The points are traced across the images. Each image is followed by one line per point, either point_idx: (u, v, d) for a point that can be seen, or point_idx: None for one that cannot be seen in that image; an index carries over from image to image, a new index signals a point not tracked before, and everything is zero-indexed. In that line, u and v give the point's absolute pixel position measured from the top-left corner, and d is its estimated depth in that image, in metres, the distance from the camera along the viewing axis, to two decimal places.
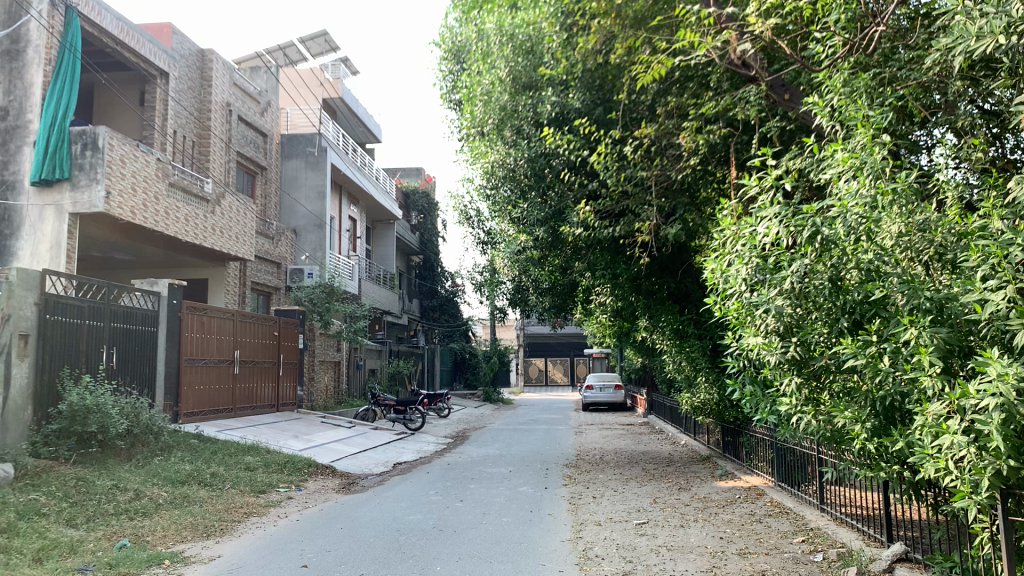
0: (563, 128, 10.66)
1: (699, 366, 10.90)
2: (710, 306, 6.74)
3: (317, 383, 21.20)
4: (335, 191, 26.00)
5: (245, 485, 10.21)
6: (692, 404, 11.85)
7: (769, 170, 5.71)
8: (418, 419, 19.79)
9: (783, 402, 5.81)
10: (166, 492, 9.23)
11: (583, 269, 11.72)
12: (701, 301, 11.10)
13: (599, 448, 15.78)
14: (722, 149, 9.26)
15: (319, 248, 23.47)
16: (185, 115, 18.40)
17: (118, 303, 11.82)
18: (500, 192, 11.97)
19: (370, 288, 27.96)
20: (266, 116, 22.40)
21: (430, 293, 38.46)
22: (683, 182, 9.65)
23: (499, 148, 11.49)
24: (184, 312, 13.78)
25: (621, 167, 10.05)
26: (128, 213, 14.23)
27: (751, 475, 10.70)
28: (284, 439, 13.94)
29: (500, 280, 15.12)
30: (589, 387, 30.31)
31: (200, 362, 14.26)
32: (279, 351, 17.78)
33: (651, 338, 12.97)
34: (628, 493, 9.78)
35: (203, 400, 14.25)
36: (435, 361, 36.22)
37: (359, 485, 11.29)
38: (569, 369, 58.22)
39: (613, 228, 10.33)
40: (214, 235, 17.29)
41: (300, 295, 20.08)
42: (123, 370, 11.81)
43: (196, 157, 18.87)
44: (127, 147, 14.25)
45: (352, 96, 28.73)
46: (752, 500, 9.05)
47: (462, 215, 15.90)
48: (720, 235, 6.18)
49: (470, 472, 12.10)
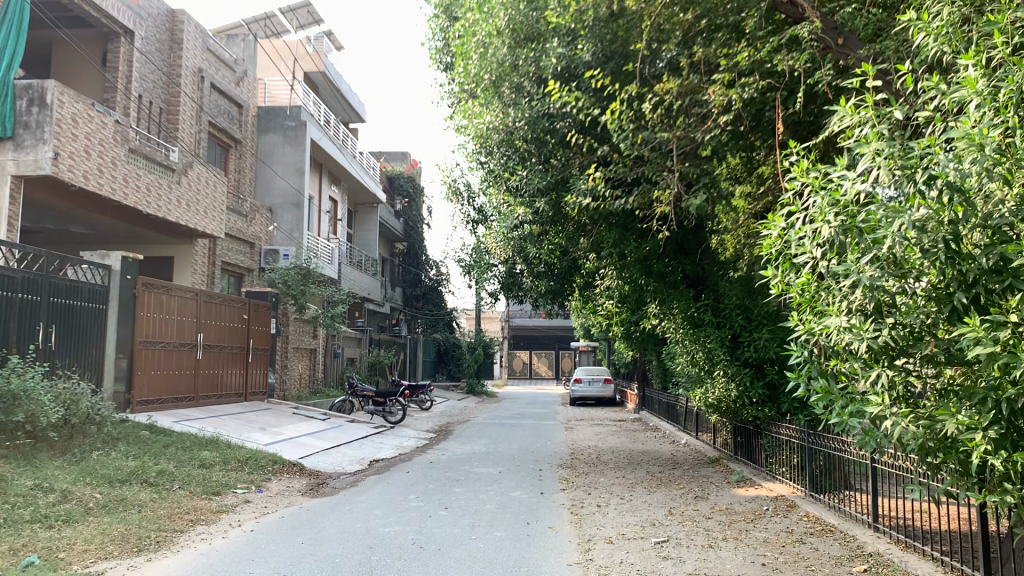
0: (570, 83, 9.34)
1: (716, 359, 9.80)
2: (766, 281, 5.46)
3: (291, 372, 19.83)
4: (314, 168, 24.58)
5: (197, 485, 8.87)
6: (703, 402, 10.62)
7: (870, 102, 4.45)
8: (398, 412, 18.45)
9: (866, 402, 4.54)
10: (100, 494, 7.86)
11: (588, 248, 10.50)
12: (728, 295, 9.93)
13: (595, 447, 14.54)
14: (758, 102, 8.05)
15: (296, 228, 22.06)
16: (152, 78, 16.95)
17: (60, 275, 10.44)
18: (494, 158, 10.67)
19: (351, 272, 26.58)
20: (241, 86, 20.96)
21: (415, 282, 37.18)
22: (709, 146, 8.42)
23: (494, 109, 10.15)
24: (140, 289, 12.39)
25: (638, 127, 8.77)
26: (80, 178, 12.78)
27: (771, 483, 9.45)
28: (249, 433, 12.57)
29: (490, 261, 13.86)
30: (576, 381, 29.03)
31: (158, 345, 12.87)
32: (248, 336, 16.39)
33: (658, 327, 11.75)
34: (638, 503, 8.51)
35: (160, 387, 12.87)
36: (418, 351, 34.87)
37: (329, 486, 9.93)
38: (553, 363, 57.34)
39: (625, 200, 9.03)
40: (181, 209, 15.87)
41: (274, 277, 18.63)
42: (63, 351, 10.41)
43: (163, 125, 17.40)
44: (80, 104, 12.80)
45: (335, 71, 27.31)
46: (784, 513, 7.79)
47: (451, 189, 14.56)
48: (790, 189, 4.92)
49: (455, 473, 10.80)
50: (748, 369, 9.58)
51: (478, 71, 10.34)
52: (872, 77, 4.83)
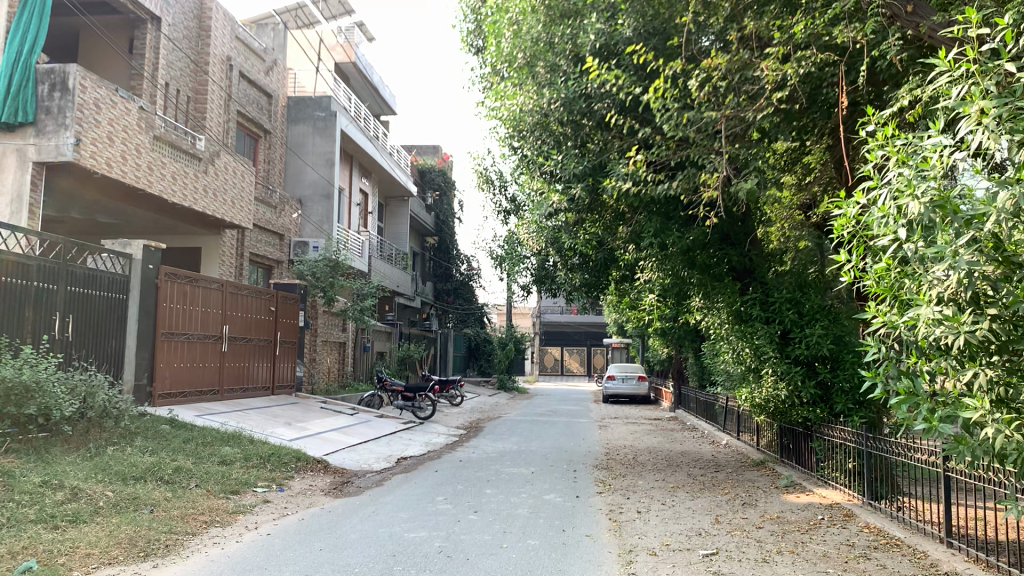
0: (609, 61, 8.77)
1: (764, 356, 9.26)
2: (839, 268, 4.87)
3: (319, 366, 19.43)
4: (344, 159, 24.19)
5: (216, 484, 8.44)
6: (750, 403, 10.02)
7: (971, 56, 3.88)
8: (428, 408, 17.99)
9: (962, 406, 3.95)
10: (112, 492, 7.45)
11: (627, 237, 9.95)
12: (780, 291, 9.37)
13: (632, 447, 13.96)
14: (815, 78, 7.51)
15: (326, 220, 21.70)
16: (179, 66, 16.62)
17: (79, 263, 10.09)
18: (528, 143, 10.11)
19: (381, 266, 26.18)
20: (271, 75, 20.62)
21: (445, 276, 36.67)
22: (761, 125, 7.85)
23: (528, 89, 9.59)
24: (162, 279, 12.04)
25: (683, 107, 8.22)
26: (102, 166, 12.44)
27: (825, 489, 8.82)
28: (274, 428, 12.16)
29: (522, 253, 13.31)
30: (610, 377, 28.37)
31: (181, 337, 12.51)
32: (275, 329, 16.02)
33: (699, 321, 11.19)
34: (682, 509, 7.95)
35: (183, 380, 12.51)
36: (448, 346, 34.43)
37: (353, 486, 9.47)
38: (586, 360, 56.63)
39: (667, 184, 8.46)
40: (207, 198, 15.53)
41: (302, 269, 18.23)
42: (79, 342, 10.04)
43: (191, 114, 17.07)
44: (103, 89, 12.46)
45: (366, 62, 26.93)
46: (842, 524, 7.17)
47: (483, 178, 14.05)
48: (871, 164, 4.36)
49: (485, 473, 10.28)
50: (799, 367, 9.09)
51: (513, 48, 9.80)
52: (974, 27, 4.22)
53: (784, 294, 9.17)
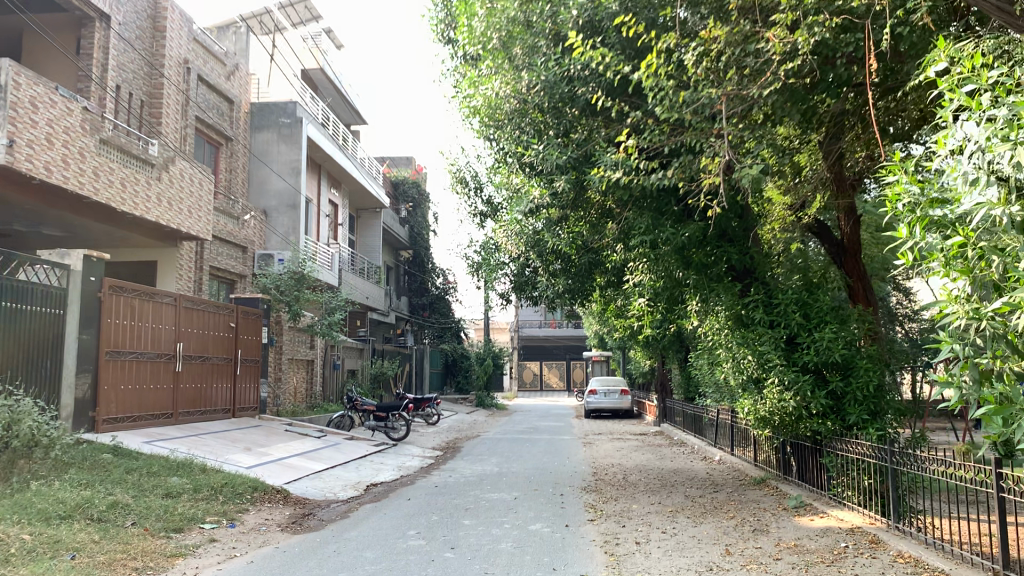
0: (595, 40, 7.93)
1: (769, 365, 8.43)
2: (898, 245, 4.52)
3: (285, 385, 18.37)
4: (312, 169, 23.20)
5: (157, 521, 7.42)
6: (750, 419, 9.15)
7: None
8: (402, 428, 16.97)
9: None
10: (30, 535, 6.36)
11: (615, 236, 9.14)
12: (785, 294, 8.63)
13: (619, 465, 13.04)
14: (829, 48, 6.77)
15: (292, 231, 20.64)
16: (131, 69, 15.60)
17: (6, 275, 9.02)
18: (506, 136, 9.25)
19: (352, 280, 25.15)
20: (232, 80, 19.62)
21: (420, 290, 35.60)
22: (767, 105, 7.14)
23: (504, 74, 8.81)
24: (106, 294, 11.00)
25: (679, 88, 7.45)
26: (41, 171, 11.40)
27: (838, 510, 7.95)
28: (232, 453, 11.15)
29: (500, 259, 12.40)
30: (591, 392, 27.49)
31: (129, 356, 11.48)
32: (237, 346, 15.00)
33: (690, 328, 10.35)
34: (686, 538, 7.04)
35: (131, 404, 11.45)
36: (424, 362, 33.41)
37: (315, 519, 8.45)
38: (565, 374, 56.15)
39: (661, 174, 7.67)
40: (162, 207, 14.49)
41: (266, 282, 17.18)
42: (6, 364, 8.95)
43: (145, 119, 16.04)
44: (40, 87, 11.41)
45: (334, 69, 25.95)
46: (870, 553, 6.31)
47: (456, 180, 13.15)
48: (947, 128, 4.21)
49: (463, 500, 9.31)
50: (808, 375, 8.32)
51: (495, 25, 8.93)
52: None
53: (790, 295, 8.44)
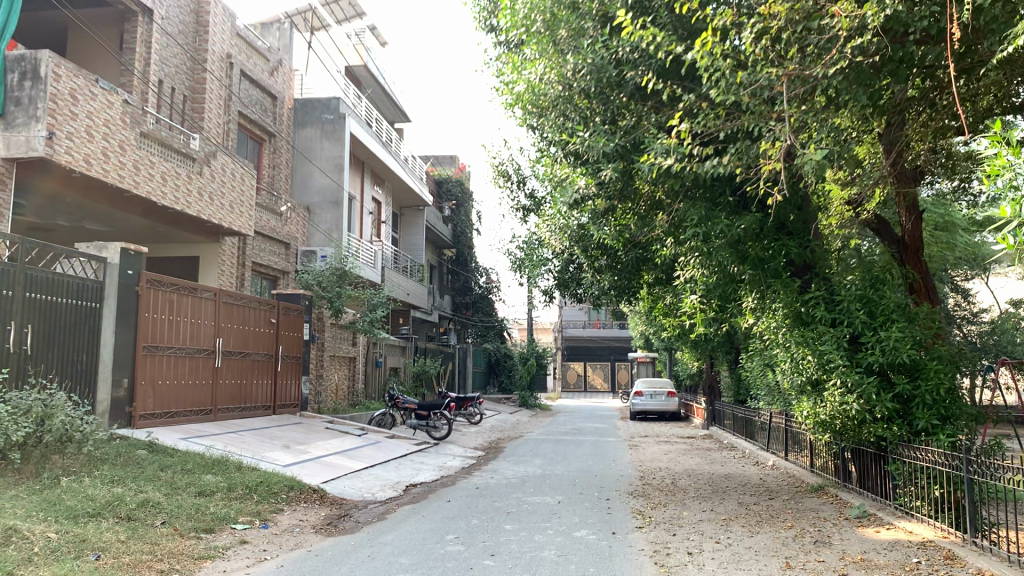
0: (645, 18, 7.50)
1: (830, 365, 7.90)
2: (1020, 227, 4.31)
3: (326, 382, 18.19)
4: (355, 166, 23.03)
5: (188, 521, 7.17)
6: (808, 424, 8.61)
7: None
8: (443, 427, 16.65)
9: None
10: (55, 533, 6.12)
11: (666, 228, 8.71)
12: (848, 291, 8.10)
13: (667, 469, 12.56)
14: (900, 22, 6.16)
15: (335, 228, 20.48)
16: (174, 63, 15.50)
17: (41, 268, 8.88)
18: (550, 123, 8.87)
19: (395, 278, 24.95)
20: (275, 76, 19.50)
21: (464, 289, 35.37)
22: (831, 86, 6.66)
23: (550, 59, 8.44)
24: (144, 288, 10.85)
25: (736, 69, 7.00)
26: (81, 164, 11.28)
27: (907, 522, 7.40)
28: (269, 452, 10.92)
29: (544, 255, 12.00)
30: (637, 394, 26.95)
31: (167, 351, 11.31)
32: (277, 342, 14.81)
33: (743, 325, 9.84)
34: (742, 550, 6.58)
35: (168, 400, 11.28)
36: (467, 362, 33.12)
37: (351, 520, 8.15)
38: (610, 375, 55.41)
39: (716, 161, 7.22)
40: (203, 202, 14.36)
41: (308, 279, 16.99)
42: (40, 358, 8.81)
43: (187, 114, 15.95)
44: (80, 79, 11.30)
45: (379, 66, 25.79)
46: (945, 570, 5.81)
47: (499, 173, 12.80)
48: None
49: (505, 503, 8.93)
50: (873, 377, 7.79)
51: (541, 6, 8.53)
52: None
53: (853, 291, 7.92)
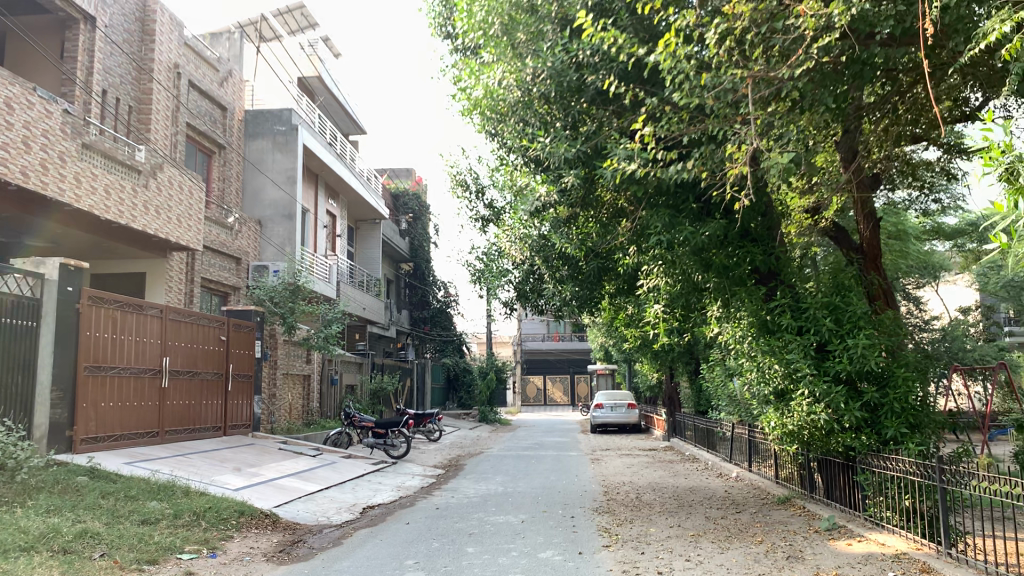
0: (605, 21, 7.31)
1: (798, 374, 7.75)
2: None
3: (279, 401, 17.66)
4: (309, 178, 22.58)
5: (129, 552, 6.73)
6: (774, 435, 8.43)
7: None
8: (401, 445, 16.20)
9: None
10: None
11: (629, 236, 8.52)
12: (814, 298, 7.96)
13: (630, 484, 12.32)
14: (866, 22, 6.04)
15: (288, 242, 20.00)
16: (118, 73, 15.00)
17: None
18: (509, 130, 8.63)
19: (351, 293, 24.47)
20: (225, 86, 19.03)
21: (422, 303, 35.18)
22: (796, 89, 6.51)
23: (507, 64, 8.21)
24: (85, 305, 10.36)
25: (698, 72, 6.84)
26: (18, 176, 10.78)
27: (878, 533, 7.23)
28: (219, 474, 10.46)
29: (504, 266, 11.73)
30: (597, 406, 26.72)
31: (111, 371, 10.81)
32: (228, 360, 14.32)
33: (707, 334, 9.67)
34: (713, 568, 6.34)
35: (112, 422, 10.77)
36: (425, 377, 32.67)
37: (304, 546, 7.76)
38: (569, 389, 55.37)
39: (680, 167, 7.04)
40: (149, 215, 13.86)
41: (260, 295, 16.52)
42: None
43: (133, 125, 15.44)
44: (16, 87, 10.82)
45: (332, 77, 25.41)
46: None
47: (457, 183, 12.54)
48: None
49: (465, 524, 8.59)
50: (840, 385, 7.64)
51: (499, 9, 8.30)
52: None
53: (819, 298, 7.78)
